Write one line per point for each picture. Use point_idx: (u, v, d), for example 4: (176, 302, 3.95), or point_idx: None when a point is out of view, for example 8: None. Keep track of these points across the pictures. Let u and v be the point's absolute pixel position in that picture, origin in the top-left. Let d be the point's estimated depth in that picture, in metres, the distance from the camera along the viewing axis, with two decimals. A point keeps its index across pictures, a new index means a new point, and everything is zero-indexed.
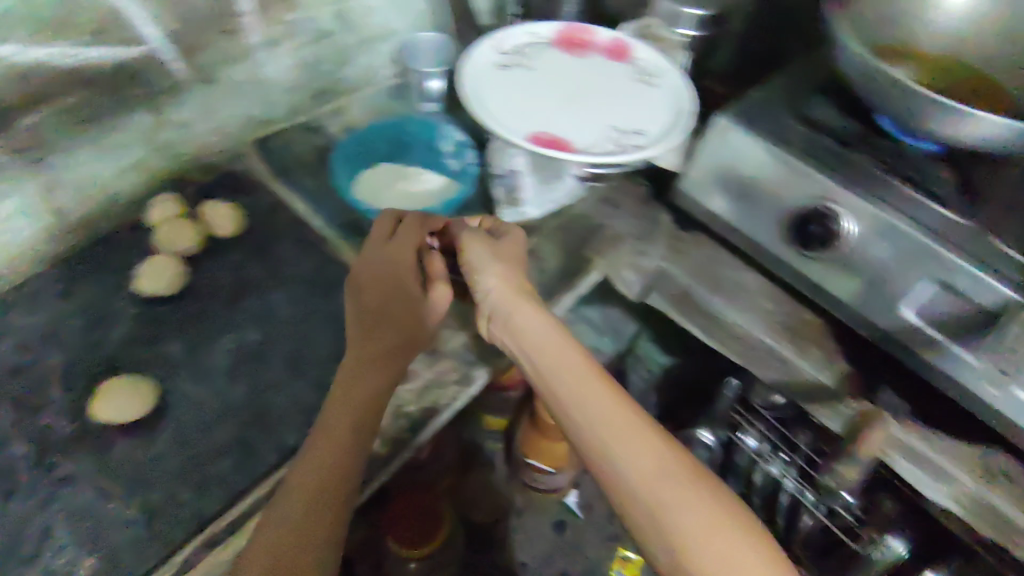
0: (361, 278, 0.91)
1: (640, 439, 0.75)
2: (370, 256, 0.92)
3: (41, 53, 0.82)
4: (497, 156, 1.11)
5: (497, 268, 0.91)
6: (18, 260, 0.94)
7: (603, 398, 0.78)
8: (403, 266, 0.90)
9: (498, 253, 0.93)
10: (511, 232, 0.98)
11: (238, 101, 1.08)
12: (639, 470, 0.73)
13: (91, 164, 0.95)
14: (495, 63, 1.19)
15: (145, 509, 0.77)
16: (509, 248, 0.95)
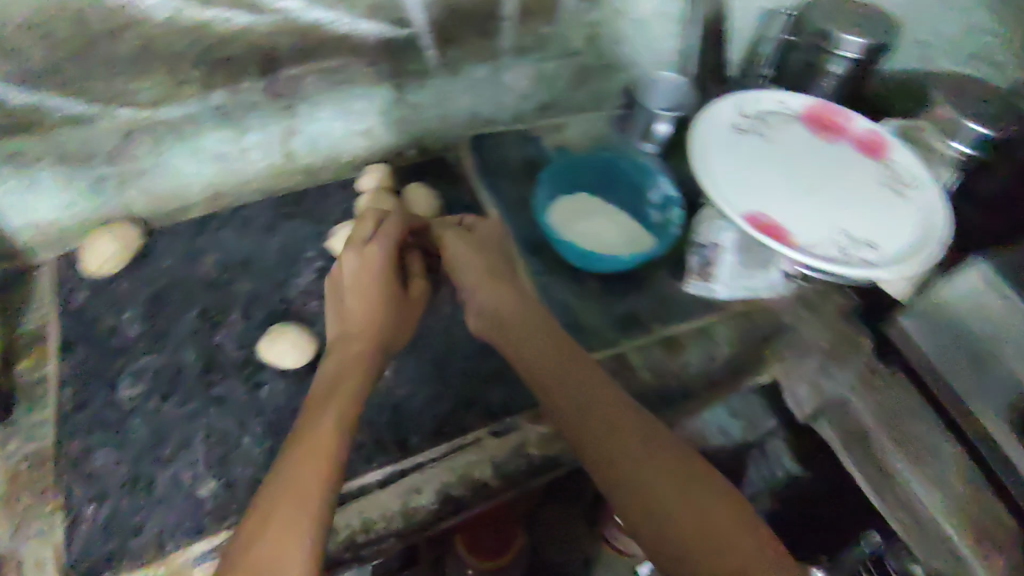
0: (341, 279, 0.87)
1: (637, 441, 0.72)
2: (351, 262, 0.86)
3: (325, 16, 0.88)
4: (701, 224, 1.00)
5: (480, 260, 0.92)
6: (245, 187, 1.03)
7: (597, 399, 0.76)
8: (379, 269, 0.85)
9: (482, 245, 0.95)
10: (493, 228, 0.98)
11: (472, 98, 1.09)
12: (631, 469, 0.70)
13: (328, 121, 1.00)
14: (725, 131, 1.07)
15: (270, 454, 0.81)
16: (485, 238, 0.96)
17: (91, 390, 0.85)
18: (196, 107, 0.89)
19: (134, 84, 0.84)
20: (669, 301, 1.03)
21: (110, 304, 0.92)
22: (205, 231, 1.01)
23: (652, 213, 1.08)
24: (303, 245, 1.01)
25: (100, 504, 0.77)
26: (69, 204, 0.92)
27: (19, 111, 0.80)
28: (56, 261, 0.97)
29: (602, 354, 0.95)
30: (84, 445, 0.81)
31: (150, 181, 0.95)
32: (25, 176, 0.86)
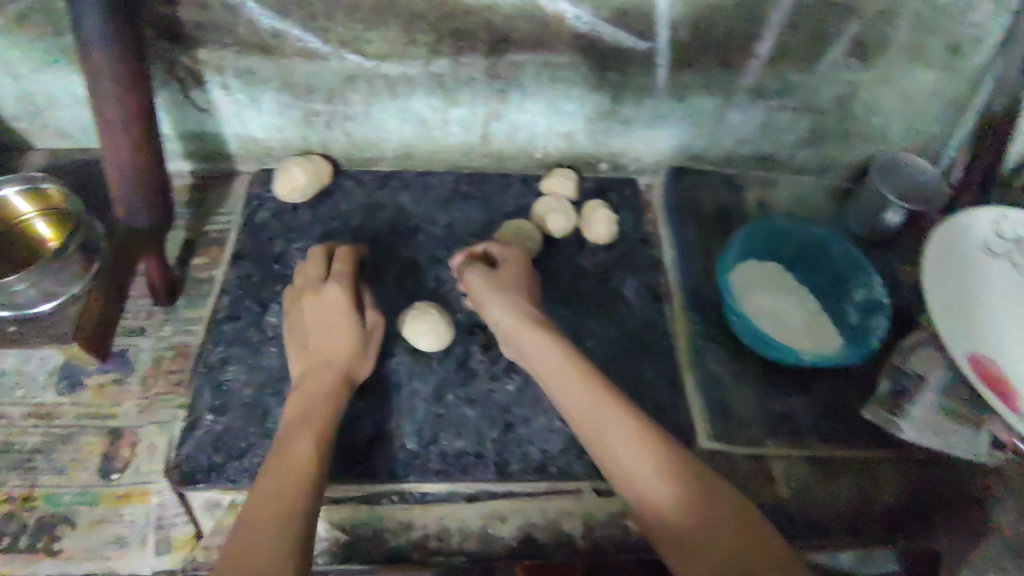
0: (301, 321, 0.79)
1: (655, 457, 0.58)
2: (311, 303, 0.79)
3: (568, 10, 0.82)
4: (914, 356, 0.84)
5: (497, 298, 0.77)
6: (436, 155, 1.03)
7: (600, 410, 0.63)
8: (334, 305, 0.78)
9: (506, 276, 0.80)
10: (510, 253, 0.84)
11: (688, 129, 1.00)
12: (659, 493, 0.56)
13: (533, 113, 0.96)
14: (969, 253, 0.82)
15: (377, 429, 0.80)
16: (511, 270, 0.81)
17: (244, 305, 0.89)
18: (417, 69, 0.89)
19: (369, 34, 0.84)
20: (839, 418, 0.89)
21: (283, 230, 0.96)
22: (386, 186, 1.02)
23: (851, 314, 0.92)
24: (470, 229, 0.99)
25: (218, 415, 0.80)
26: (280, 128, 0.96)
27: (265, 33, 0.83)
28: (253, 174, 1.03)
29: (740, 451, 0.85)
30: (223, 354, 0.85)
31: (353, 126, 0.97)
32: (252, 92, 0.91)
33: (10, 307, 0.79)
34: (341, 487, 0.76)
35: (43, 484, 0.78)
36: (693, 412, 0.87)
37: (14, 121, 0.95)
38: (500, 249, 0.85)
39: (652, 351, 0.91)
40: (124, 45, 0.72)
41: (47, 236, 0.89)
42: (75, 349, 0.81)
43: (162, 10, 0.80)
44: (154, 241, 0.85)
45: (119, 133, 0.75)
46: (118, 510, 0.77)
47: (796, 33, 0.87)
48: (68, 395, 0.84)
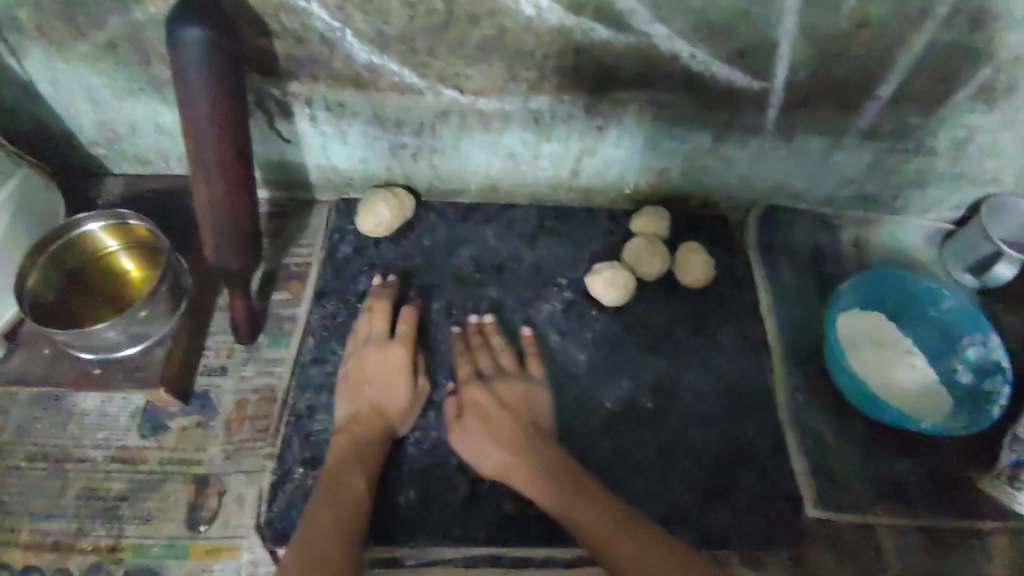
0: (355, 371, 0.81)
1: (585, 506, 0.69)
2: (372, 355, 0.81)
3: (685, 50, 0.78)
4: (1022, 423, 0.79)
5: (501, 446, 0.74)
6: (520, 189, 0.99)
7: (540, 469, 0.72)
8: (395, 365, 0.80)
9: (475, 424, 0.76)
10: (479, 395, 0.78)
11: (789, 169, 0.95)
12: (629, 540, 0.66)
13: (629, 151, 0.92)
14: None
15: (473, 486, 0.78)
16: (479, 423, 0.76)
17: (328, 347, 0.88)
18: (514, 105, 0.85)
19: (470, 70, 0.80)
20: (952, 483, 0.84)
21: (367, 267, 0.94)
22: (468, 220, 0.99)
23: (964, 374, 0.87)
24: (557, 268, 0.95)
25: (308, 468, 0.79)
26: (364, 159, 0.93)
27: (362, 67, 0.79)
28: (332, 204, 1.00)
29: (846, 519, 0.81)
30: (312, 402, 0.84)
31: (440, 159, 0.93)
32: (339, 125, 0.87)
33: (96, 348, 0.76)
34: (439, 551, 0.74)
35: (130, 533, 0.76)
36: (797, 476, 0.83)
37: (94, 146, 0.93)
38: (472, 390, 0.79)
39: (752, 408, 0.87)
40: (224, 82, 0.67)
41: (131, 269, 0.86)
42: (163, 394, 0.79)
43: (258, 42, 0.76)
44: (242, 285, 0.82)
45: (215, 175, 0.71)
46: (208, 565, 0.75)
47: (924, 75, 0.81)
48: (151, 437, 0.82)
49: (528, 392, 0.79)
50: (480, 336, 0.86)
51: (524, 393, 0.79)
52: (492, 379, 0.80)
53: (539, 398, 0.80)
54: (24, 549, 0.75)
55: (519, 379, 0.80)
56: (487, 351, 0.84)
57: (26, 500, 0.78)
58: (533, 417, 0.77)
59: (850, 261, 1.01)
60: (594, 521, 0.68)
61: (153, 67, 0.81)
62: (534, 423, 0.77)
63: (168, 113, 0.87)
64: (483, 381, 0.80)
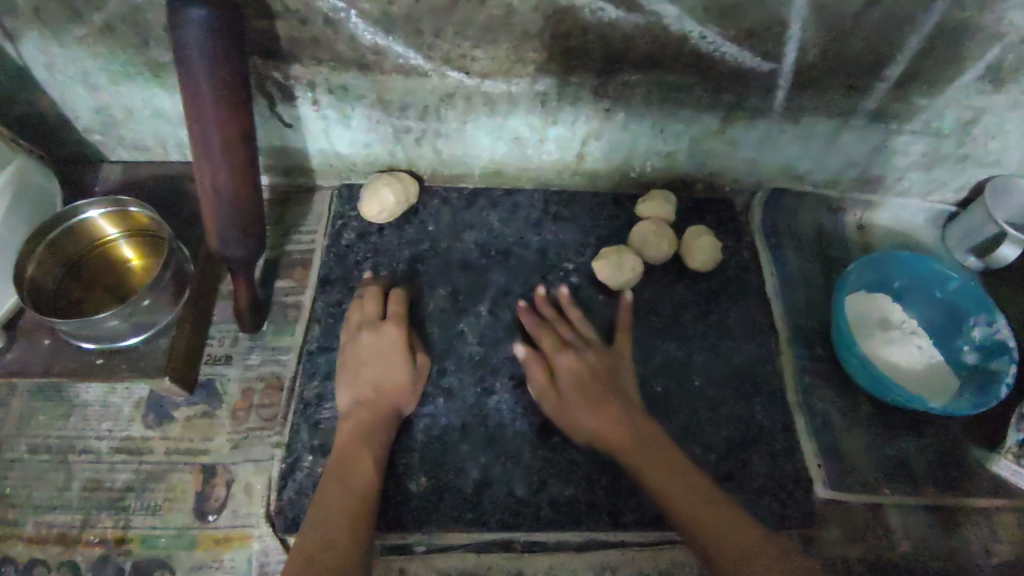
0: (352, 356, 0.79)
1: (665, 466, 0.71)
2: (367, 339, 0.80)
3: (695, 30, 0.77)
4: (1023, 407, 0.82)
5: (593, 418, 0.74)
6: (525, 173, 0.98)
7: (639, 446, 0.72)
8: (392, 346, 0.79)
9: (574, 395, 0.76)
10: (574, 363, 0.78)
11: (795, 151, 0.95)
12: (681, 500, 0.68)
13: (635, 134, 0.91)
14: None
15: (483, 473, 0.77)
16: (576, 393, 0.76)
17: (336, 334, 0.86)
18: (521, 87, 0.84)
19: (476, 51, 0.79)
20: (957, 462, 0.84)
21: (371, 252, 0.93)
22: (473, 205, 0.98)
23: (969, 354, 0.88)
24: (564, 253, 0.95)
25: (318, 457, 0.78)
26: (367, 144, 0.92)
27: (366, 49, 0.78)
28: (334, 190, 0.99)
29: (856, 500, 0.81)
30: (319, 390, 0.82)
31: (444, 143, 0.92)
32: (342, 108, 0.86)
33: (98, 338, 0.75)
34: (452, 536, 0.74)
35: (137, 525, 0.75)
36: (807, 459, 0.83)
37: (90, 132, 0.91)
38: (563, 358, 0.78)
39: (762, 391, 0.87)
40: (227, 63, 0.65)
41: (131, 257, 0.85)
42: (168, 383, 0.77)
43: (259, 23, 0.74)
44: (244, 270, 0.80)
45: (218, 161, 0.69)
46: (218, 555, 0.74)
47: (934, 56, 0.81)
48: (156, 427, 0.81)
49: (611, 363, 0.79)
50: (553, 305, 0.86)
51: (605, 359, 0.79)
52: (582, 350, 0.79)
53: (621, 365, 0.80)
54: (30, 542, 0.74)
55: (600, 349, 0.80)
56: (549, 319, 0.85)
57: (29, 493, 0.77)
58: (622, 386, 0.78)
59: (854, 244, 1.01)
60: (679, 485, 0.69)
61: (150, 50, 0.79)
62: (616, 391, 0.77)
63: (166, 98, 0.85)
64: (572, 351, 0.79)
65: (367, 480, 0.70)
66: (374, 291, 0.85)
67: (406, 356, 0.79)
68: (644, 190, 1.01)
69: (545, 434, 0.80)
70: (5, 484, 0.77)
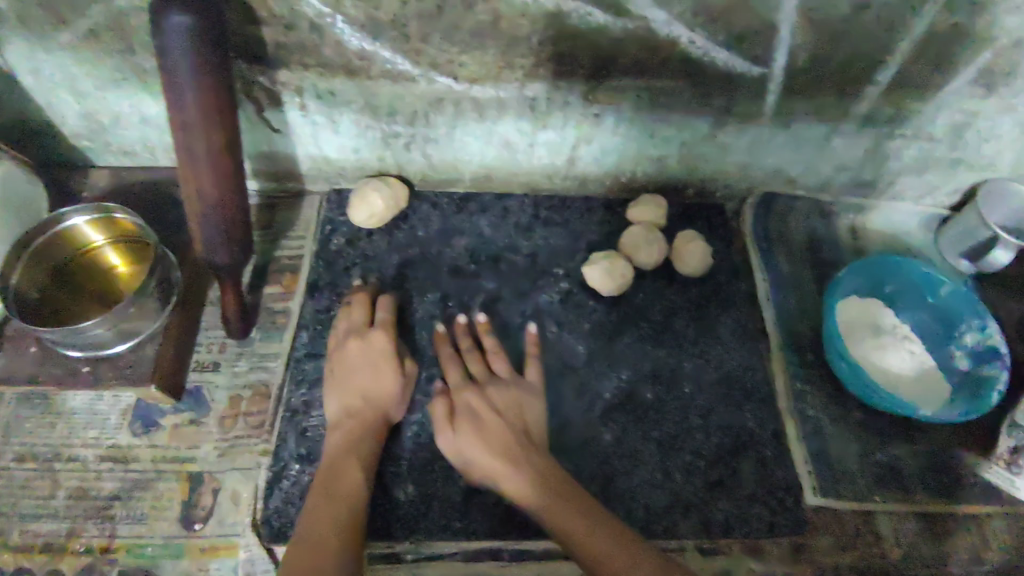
0: (340, 363, 0.79)
1: (551, 493, 0.68)
2: (354, 346, 0.79)
3: (684, 35, 0.77)
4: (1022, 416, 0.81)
5: (478, 454, 0.71)
6: (515, 178, 0.98)
7: (504, 450, 0.71)
8: (380, 354, 0.79)
9: (466, 427, 0.74)
10: (472, 399, 0.76)
11: (786, 156, 0.94)
12: (551, 504, 0.68)
13: (625, 138, 0.90)
14: None
15: (472, 481, 0.77)
16: (472, 427, 0.73)
17: (324, 341, 0.86)
18: (510, 92, 0.83)
19: (464, 57, 0.78)
20: (949, 469, 0.84)
21: (360, 258, 0.92)
22: (463, 210, 0.97)
23: (960, 360, 0.87)
24: (554, 258, 0.94)
25: (305, 465, 0.77)
26: (356, 149, 0.91)
27: (353, 55, 0.77)
28: (323, 195, 0.98)
29: (848, 508, 0.80)
30: (307, 397, 0.82)
31: (433, 148, 0.91)
32: (330, 113, 0.85)
33: (83, 346, 0.75)
34: (440, 545, 0.74)
35: (123, 534, 0.75)
36: (797, 465, 0.82)
37: (76, 137, 0.90)
38: (466, 392, 0.77)
39: (752, 397, 0.86)
40: (211, 71, 0.64)
41: (118, 264, 0.84)
42: (155, 391, 0.77)
43: (245, 28, 0.74)
44: (232, 278, 0.80)
45: (203, 168, 0.69)
46: (204, 564, 0.73)
47: (925, 60, 0.80)
48: (142, 436, 0.80)
49: (517, 396, 0.77)
50: (464, 331, 0.85)
51: (513, 395, 0.77)
52: (486, 387, 0.77)
53: (529, 399, 0.78)
54: (16, 552, 0.74)
55: (507, 385, 0.78)
56: (465, 349, 0.83)
57: (15, 501, 0.76)
58: (522, 421, 0.75)
59: (847, 249, 1.00)
60: (554, 506, 0.68)
61: (136, 55, 0.78)
62: (515, 422, 0.74)
63: (153, 104, 0.85)
64: (477, 389, 0.77)
65: (356, 484, 0.70)
66: (363, 298, 0.85)
67: (394, 365, 0.78)
68: (635, 194, 1.01)
69: None
70: None
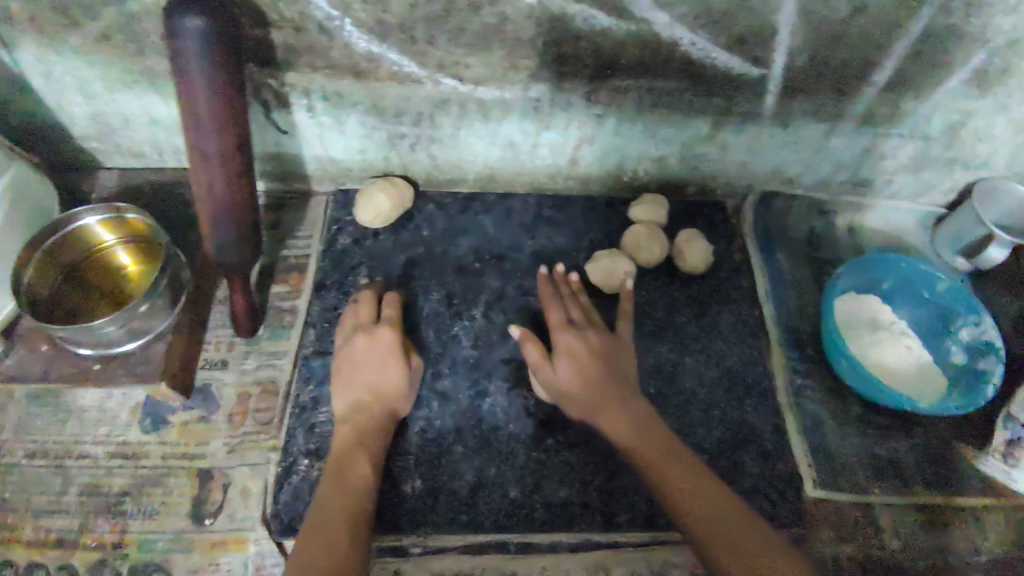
0: (347, 359, 0.80)
1: (666, 456, 0.69)
2: (361, 343, 0.80)
3: (685, 37, 0.78)
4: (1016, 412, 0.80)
5: (570, 391, 0.76)
6: (519, 178, 0.99)
7: (608, 393, 0.74)
8: (386, 351, 0.80)
9: (566, 368, 0.76)
10: (572, 340, 0.78)
11: (786, 155, 0.96)
12: (658, 467, 0.68)
13: (627, 139, 0.92)
14: None
15: (477, 476, 0.78)
16: (569, 366, 0.76)
17: (331, 338, 0.87)
18: (514, 94, 0.85)
19: (469, 59, 0.80)
20: (945, 462, 0.85)
21: (366, 257, 0.93)
22: (467, 210, 0.99)
23: (957, 355, 0.89)
24: (557, 257, 0.96)
25: (314, 460, 0.78)
26: (362, 149, 0.92)
27: (361, 57, 0.79)
28: (330, 195, 1.00)
29: (847, 501, 0.82)
30: (315, 393, 0.83)
31: (438, 149, 0.93)
32: (338, 114, 0.87)
33: (94, 343, 0.76)
34: (447, 538, 0.75)
35: (134, 530, 0.76)
36: (797, 458, 0.84)
37: (86, 139, 0.92)
38: (565, 335, 0.79)
39: (752, 393, 0.88)
40: (221, 71, 0.66)
41: (128, 265, 0.85)
42: (164, 388, 0.78)
43: (254, 31, 0.75)
44: (241, 277, 0.81)
45: (214, 167, 0.70)
46: (214, 558, 0.74)
47: (920, 61, 0.82)
48: (152, 432, 0.81)
49: (615, 351, 0.79)
50: (566, 286, 0.87)
51: (607, 343, 0.79)
52: (584, 331, 0.79)
53: (623, 354, 0.79)
54: (30, 546, 0.75)
55: (606, 336, 0.80)
56: (566, 298, 0.85)
57: (28, 498, 0.77)
58: (617, 362, 0.78)
59: (845, 247, 1.02)
60: (676, 469, 0.68)
61: (147, 57, 0.79)
62: (615, 371, 0.76)
63: (162, 105, 0.86)
64: (574, 330, 0.79)
65: (363, 480, 0.71)
66: (370, 295, 0.86)
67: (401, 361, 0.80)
68: (636, 194, 1.02)
69: (541, 435, 0.81)
70: (4, 490, 0.78)
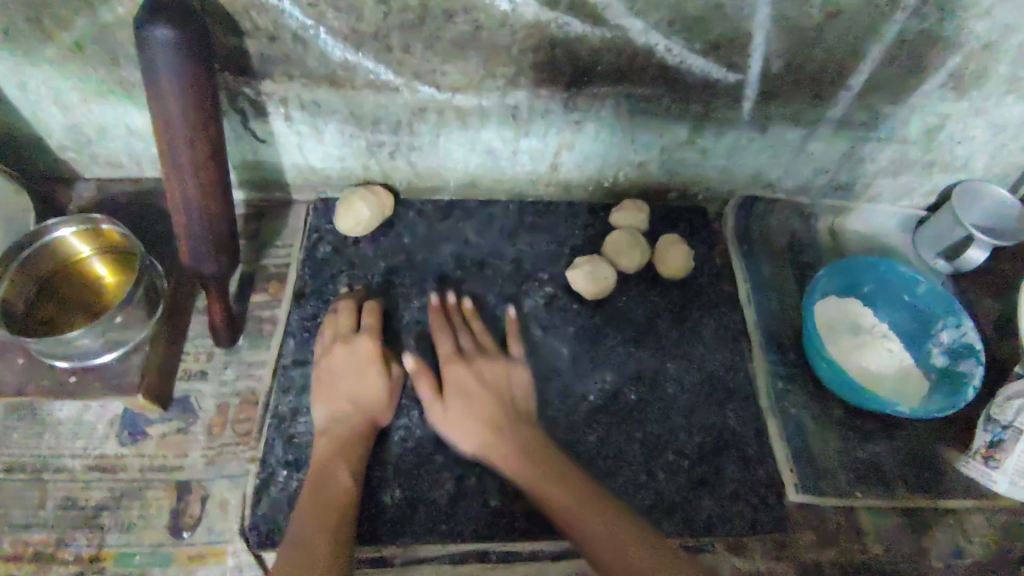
0: (326, 369, 0.80)
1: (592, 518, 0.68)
2: (340, 353, 0.80)
3: (660, 43, 0.78)
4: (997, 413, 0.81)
5: (459, 430, 0.76)
6: (500, 185, 0.99)
7: (511, 439, 0.75)
8: (366, 359, 0.80)
9: (458, 404, 0.77)
10: (461, 372, 0.79)
11: (765, 160, 0.96)
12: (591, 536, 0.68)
13: (607, 144, 0.92)
14: None
15: (458, 485, 0.78)
16: (457, 402, 0.77)
17: (311, 348, 0.87)
18: (492, 101, 0.84)
19: (445, 66, 0.80)
20: (927, 464, 0.85)
21: (346, 266, 0.93)
22: (448, 217, 0.99)
23: (937, 357, 0.89)
24: (538, 263, 0.96)
25: (293, 471, 0.78)
26: (341, 158, 0.92)
27: (337, 65, 0.79)
28: (310, 204, 0.99)
29: (829, 504, 0.82)
30: (294, 404, 0.82)
31: (418, 156, 0.93)
32: (315, 123, 0.86)
33: (70, 356, 0.75)
34: (427, 547, 0.74)
35: (111, 543, 0.75)
36: (779, 463, 0.84)
37: (63, 149, 0.91)
38: (454, 366, 0.80)
39: (733, 397, 0.88)
40: (194, 84, 0.66)
41: (105, 275, 0.85)
42: (142, 400, 0.77)
43: (229, 40, 0.75)
44: (219, 288, 0.80)
45: (186, 180, 0.70)
46: (193, 571, 0.74)
47: (896, 65, 0.82)
48: (130, 445, 0.81)
49: (506, 373, 0.81)
50: (460, 315, 0.87)
51: (500, 368, 0.81)
52: (472, 359, 0.81)
53: (517, 376, 0.81)
54: (5, 562, 0.74)
55: (496, 359, 0.82)
56: (455, 325, 0.86)
57: (4, 512, 0.77)
58: (507, 391, 0.79)
59: (827, 250, 1.02)
60: (604, 533, 0.67)
61: (121, 67, 0.79)
62: (501, 400, 0.78)
63: (138, 115, 0.86)
64: (462, 359, 0.81)
65: (343, 488, 0.71)
66: (349, 304, 0.86)
67: (381, 368, 0.80)
68: (618, 199, 1.02)
69: None
70: None
